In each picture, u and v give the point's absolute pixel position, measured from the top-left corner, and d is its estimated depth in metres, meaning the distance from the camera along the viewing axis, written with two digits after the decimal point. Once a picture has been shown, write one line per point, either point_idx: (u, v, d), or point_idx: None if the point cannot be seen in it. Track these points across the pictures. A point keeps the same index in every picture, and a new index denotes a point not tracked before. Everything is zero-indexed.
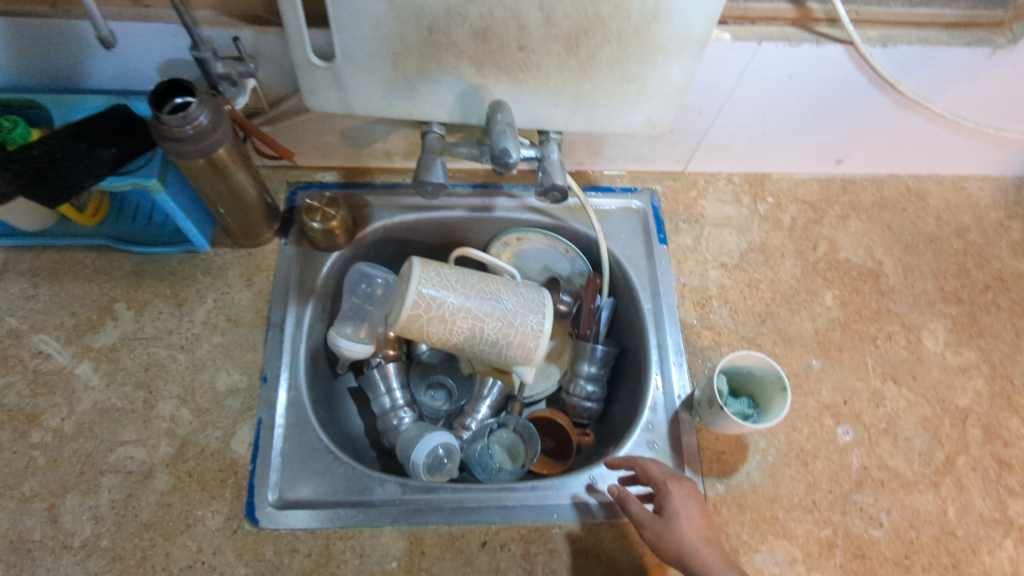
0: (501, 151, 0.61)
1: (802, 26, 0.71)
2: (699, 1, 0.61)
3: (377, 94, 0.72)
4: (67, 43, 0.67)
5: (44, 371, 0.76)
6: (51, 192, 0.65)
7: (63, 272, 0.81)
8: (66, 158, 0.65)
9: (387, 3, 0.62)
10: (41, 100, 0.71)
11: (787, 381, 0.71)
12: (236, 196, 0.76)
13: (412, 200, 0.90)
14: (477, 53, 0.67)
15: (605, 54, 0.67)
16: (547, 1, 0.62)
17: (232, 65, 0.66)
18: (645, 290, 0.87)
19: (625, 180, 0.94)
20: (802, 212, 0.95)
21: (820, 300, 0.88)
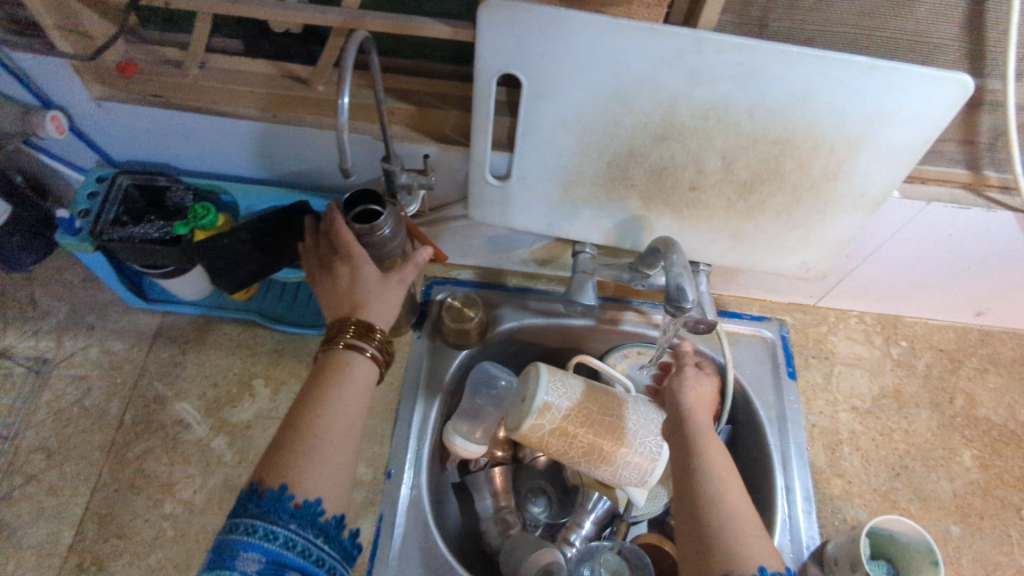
0: (676, 290, 0.61)
1: (974, 190, 0.71)
2: (883, 166, 0.62)
3: (540, 214, 0.74)
4: (266, 142, 0.71)
5: (182, 440, 0.78)
6: (233, 279, 0.71)
7: (210, 342, 0.85)
8: (253, 251, 0.70)
9: (575, 139, 0.65)
10: (229, 188, 0.76)
11: (940, 554, 0.67)
12: None
13: (541, 304, 0.89)
14: (649, 188, 0.69)
15: (775, 203, 0.68)
16: (731, 151, 0.64)
17: (416, 178, 0.68)
18: (772, 423, 0.83)
19: (754, 308, 0.93)
20: (937, 360, 0.91)
21: (959, 460, 0.84)
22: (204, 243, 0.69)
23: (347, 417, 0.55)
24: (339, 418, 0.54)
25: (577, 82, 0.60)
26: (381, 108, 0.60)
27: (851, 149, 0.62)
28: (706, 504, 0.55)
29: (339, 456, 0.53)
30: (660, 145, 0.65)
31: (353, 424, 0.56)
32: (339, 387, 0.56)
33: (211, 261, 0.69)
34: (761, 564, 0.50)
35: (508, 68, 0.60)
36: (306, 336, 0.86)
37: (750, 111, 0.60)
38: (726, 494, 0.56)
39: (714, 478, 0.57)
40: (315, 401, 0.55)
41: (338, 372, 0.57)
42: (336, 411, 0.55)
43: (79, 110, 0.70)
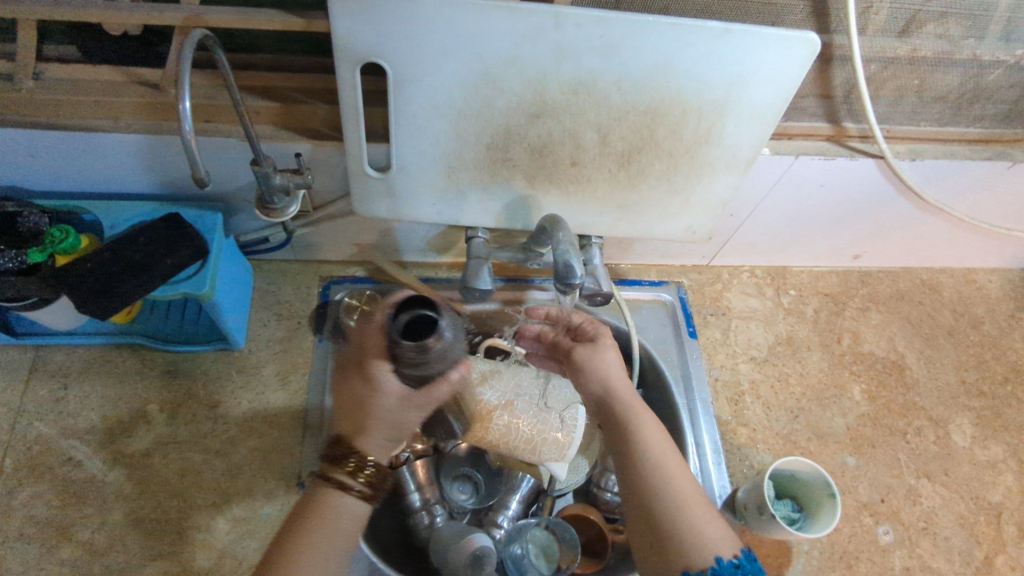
0: (565, 268, 0.62)
1: (837, 141, 0.75)
2: (749, 128, 0.64)
3: (427, 203, 0.73)
4: (122, 153, 0.66)
5: (74, 480, 0.73)
6: (102, 304, 0.64)
7: (94, 372, 0.79)
8: (122, 271, 0.65)
9: (450, 124, 0.64)
10: (88, 207, 0.70)
11: (837, 487, 0.72)
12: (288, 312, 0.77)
13: (445, 293, 0.89)
14: (531, 168, 0.69)
15: (654, 171, 0.69)
16: (606, 124, 0.64)
17: (290, 177, 0.66)
18: (679, 384, 0.87)
19: (652, 273, 0.96)
20: (824, 304, 0.97)
21: (849, 395, 0.90)
22: (65, 268, 0.64)
23: (330, 558, 0.69)
24: (312, 570, 0.66)
25: (442, 66, 0.59)
26: (238, 108, 0.57)
27: (718, 111, 0.63)
28: (653, 496, 0.60)
29: (320, 570, 0.67)
30: (535, 123, 0.64)
31: (341, 550, 0.71)
32: (324, 523, 0.72)
33: (76, 287, 0.63)
34: (718, 555, 0.56)
35: (368, 56, 0.58)
36: (200, 353, 0.82)
37: (616, 84, 0.60)
38: (670, 481, 0.61)
39: (654, 463, 0.62)
40: (295, 536, 0.69)
41: (330, 507, 0.71)
42: (317, 547, 0.68)
43: None
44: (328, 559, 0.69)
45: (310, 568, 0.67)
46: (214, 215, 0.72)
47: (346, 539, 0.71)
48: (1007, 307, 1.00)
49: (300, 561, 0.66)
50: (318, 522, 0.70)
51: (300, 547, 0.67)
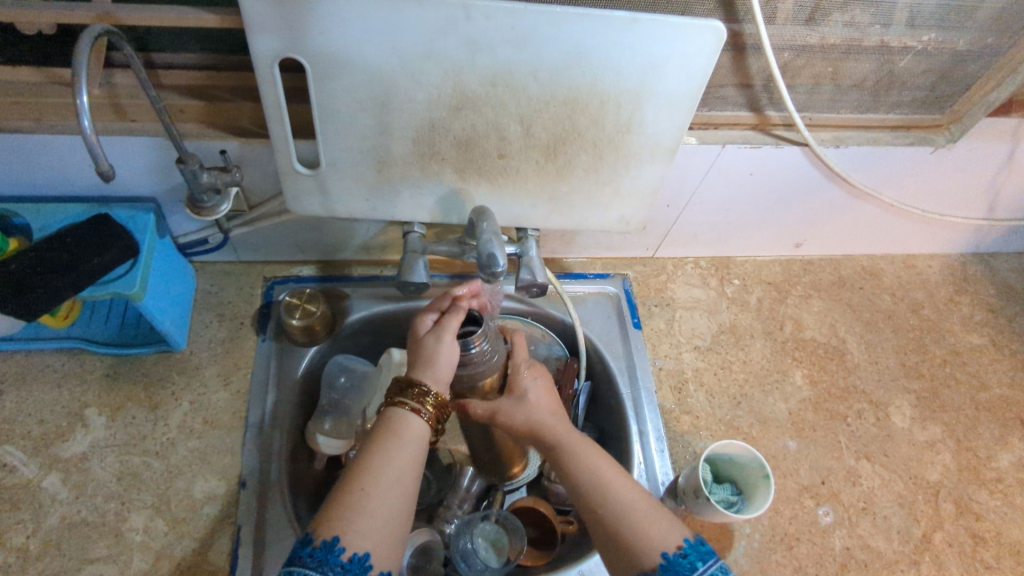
0: (488, 258, 0.62)
1: (762, 130, 0.77)
2: (668, 115, 0.66)
3: (360, 198, 0.74)
4: (47, 154, 0.66)
5: (8, 486, 0.72)
6: (26, 304, 0.63)
7: (30, 378, 0.79)
8: (44, 272, 0.64)
9: (374, 119, 0.65)
10: (17, 209, 0.70)
11: (770, 468, 0.73)
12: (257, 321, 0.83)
13: (391, 291, 0.90)
14: (459, 161, 0.70)
15: (581, 161, 0.70)
16: (527, 115, 0.65)
17: (218, 175, 0.66)
18: (623, 374, 0.88)
19: (597, 266, 0.97)
20: (766, 293, 0.99)
21: (791, 380, 0.91)
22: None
23: (401, 471, 0.58)
24: (388, 480, 0.57)
25: (359, 61, 0.60)
26: (158, 108, 0.58)
27: (635, 101, 0.64)
28: (604, 512, 0.60)
29: (387, 509, 0.56)
30: (458, 116, 0.65)
31: (408, 478, 0.59)
32: (395, 444, 0.60)
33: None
34: (665, 550, 0.56)
35: (285, 52, 0.59)
36: (140, 355, 0.81)
37: (533, 75, 0.62)
38: (610, 492, 0.61)
39: (593, 481, 0.62)
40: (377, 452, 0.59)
41: (391, 426, 0.62)
42: (398, 467, 0.58)
43: None
44: (409, 466, 0.59)
45: (386, 483, 0.57)
46: (146, 214, 0.73)
47: (415, 455, 0.60)
48: (946, 292, 1.03)
49: (366, 491, 0.56)
50: (395, 441, 0.60)
51: (374, 464, 0.58)
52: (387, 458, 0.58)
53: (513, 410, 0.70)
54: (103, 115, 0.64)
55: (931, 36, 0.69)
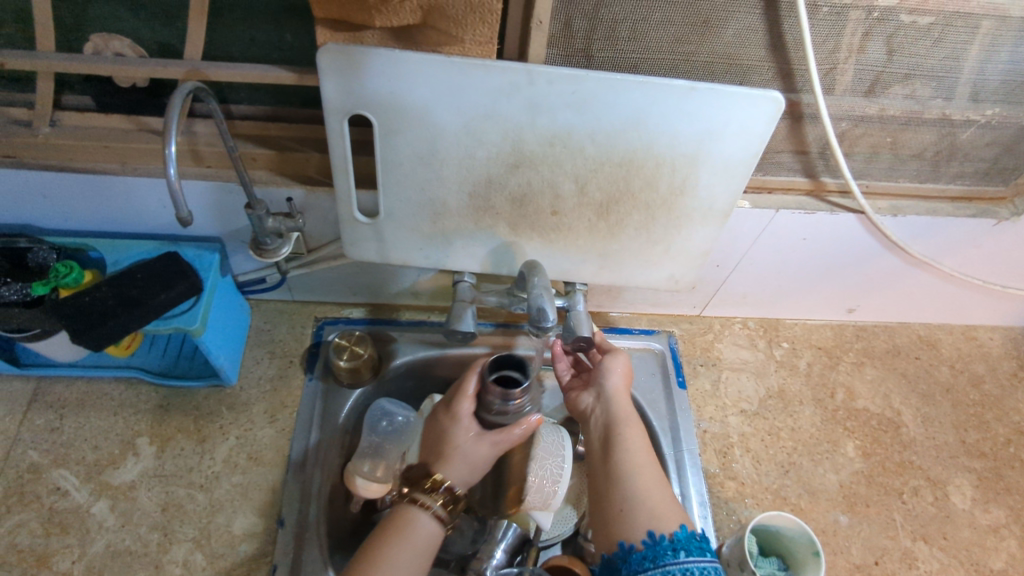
0: (539, 312, 0.63)
1: (817, 196, 0.76)
2: (723, 179, 0.66)
3: (414, 246, 0.76)
4: (127, 194, 0.71)
5: (60, 509, 0.74)
6: (98, 335, 0.66)
7: (90, 404, 0.82)
8: (115, 305, 0.67)
9: (433, 173, 0.67)
10: (94, 244, 0.75)
11: (820, 545, 0.70)
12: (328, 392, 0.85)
13: (436, 337, 0.91)
14: (513, 215, 0.71)
15: (633, 221, 0.71)
16: (582, 175, 0.67)
17: (283, 222, 0.69)
18: (667, 435, 0.86)
19: (643, 322, 0.96)
20: (817, 358, 0.96)
21: (842, 451, 0.88)
22: (67, 299, 0.67)
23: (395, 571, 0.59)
24: None
25: (424, 118, 0.62)
26: (232, 155, 0.61)
27: (690, 165, 0.65)
28: (624, 507, 0.60)
29: None
30: (515, 173, 0.67)
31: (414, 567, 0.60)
32: (400, 544, 0.60)
33: (72, 317, 0.66)
34: (662, 532, 0.57)
35: (356, 108, 0.62)
36: (193, 388, 0.84)
37: (591, 136, 0.63)
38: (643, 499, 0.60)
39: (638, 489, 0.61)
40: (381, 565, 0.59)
41: (404, 526, 0.62)
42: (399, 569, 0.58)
43: None
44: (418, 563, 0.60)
45: None
46: (211, 253, 0.76)
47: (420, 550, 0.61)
48: (1009, 366, 0.99)
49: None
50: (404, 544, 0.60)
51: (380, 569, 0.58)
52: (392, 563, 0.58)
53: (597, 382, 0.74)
54: (181, 161, 0.68)
55: (995, 110, 0.69)
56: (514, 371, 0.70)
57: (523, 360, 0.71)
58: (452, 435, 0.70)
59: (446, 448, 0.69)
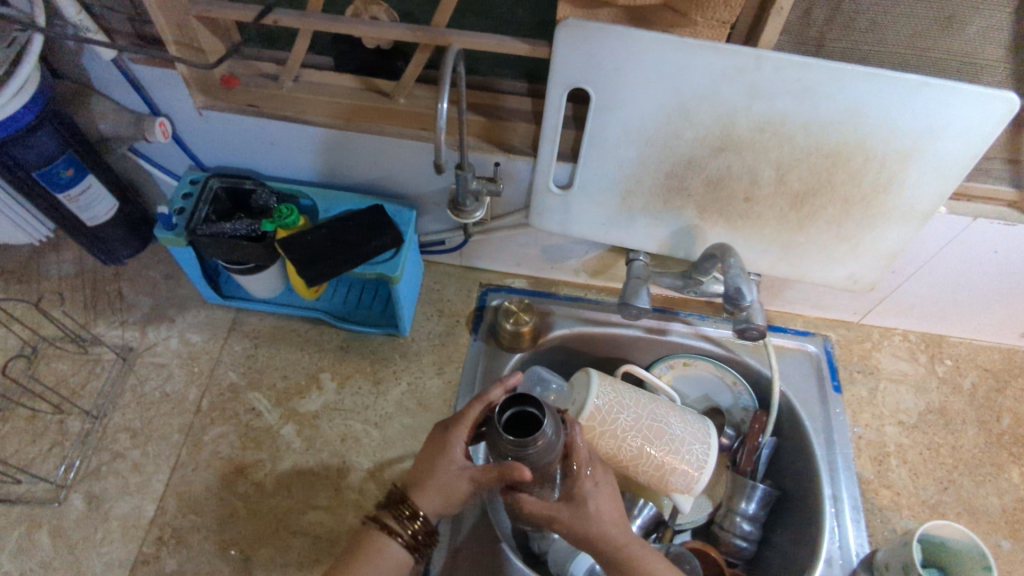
0: (736, 291, 0.65)
1: (1020, 208, 0.73)
2: (934, 179, 0.66)
3: (598, 221, 0.79)
4: (346, 148, 0.77)
5: (254, 427, 0.82)
6: (314, 273, 0.74)
7: (280, 337, 0.90)
8: (336, 245, 0.76)
9: (636, 150, 0.70)
10: (308, 191, 0.82)
11: (992, 560, 0.68)
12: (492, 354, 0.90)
13: (593, 314, 0.94)
14: (704, 198, 0.73)
15: (826, 214, 0.71)
16: (786, 163, 0.68)
17: (485, 184, 0.74)
18: (819, 435, 0.86)
19: (798, 323, 0.96)
20: (983, 379, 0.93)
21: (1007, 476, 0.85)
22: (291, 239, 0.76)
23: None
24: None
25: (642, 96, 0.65)
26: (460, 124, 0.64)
27: (902, 162, 0.65)
28: None
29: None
30: (718, 157, 0.69)
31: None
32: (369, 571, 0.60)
33: (296, 252, 0.74)
34: None
35: (579, 82, 0.65)
36: (370, 334, 0.91)
37: (804, 126, 0.64)
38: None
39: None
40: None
41: (370, 552, 0.61)
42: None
43: (180, 115, 0.76)
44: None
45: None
46: (409, 211, 0.82)
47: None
48: None
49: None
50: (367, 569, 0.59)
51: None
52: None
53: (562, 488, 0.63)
54: (401, 121, 0.75)
55: None
56: (529, 406, 0.59)
57: (540, 399, 0.59)
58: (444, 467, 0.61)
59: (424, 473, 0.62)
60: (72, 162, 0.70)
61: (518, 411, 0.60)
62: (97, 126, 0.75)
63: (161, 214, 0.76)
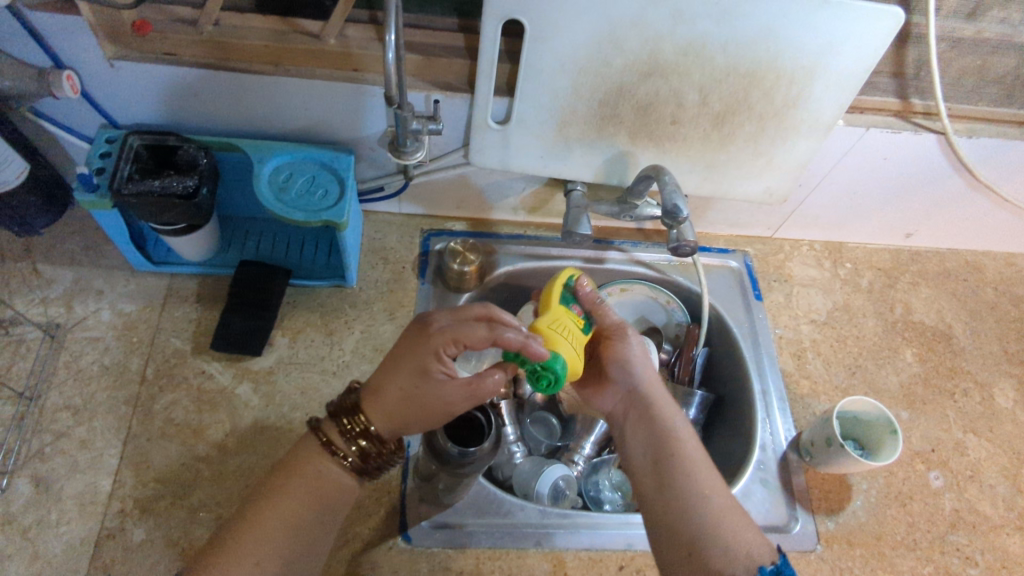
0: (672, 207, 0.71)
1: (903, 116, 0.83)
2: (835, 92, 0.73)
3: (536, 154, 0.81)
4: (275, 95, 0.75)
5: (208, 390, 0.81)
6: (250, 301, 0.85)
7: (221, 298, 0.87)
8: (270, 281, 0.85)
9: (570, 80, 0.73)
10: (237, 143, 0.80)
11: (898, 425, 0.79)
12: (440, 297, 0.92)
13: (533, 249, 0.98)
14: (635, 124, 0.77)
15: (745, 132, 0.78)
16: (707, 85, 0.73)
17: (425, 123, 0.73)
18: (746, 339, 0.96)
19: (720, 242, 1.04)
20: (877, 277, 1.05)
21: (901, 356, 0.97)
22: (237, 281, 0.85)
23: (309, 524, 0.62)
24: (294, 526, 0.61)
25: (574, 26, 0.67)
26: (390, 71, 0.62)
27: (808, 77, 0.72)
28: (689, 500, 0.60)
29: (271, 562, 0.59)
30: (646, 82, 0.73)
31: (319, 517, 0.63)
32: (302, 501, 0.62)
33: (242, 281, 0.85)
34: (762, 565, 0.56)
35: (513, 13, 0.66)
36: (317, 287, 0.90)
37: (723, 47, 0.69)
38: (708, 506, 0.59)
39: (696, 488, 0.61)
40: (277, 496, 0.62)
41: (306, 471, 0.63)
42: (290, 518, 0.61)
43: (89, 68, 0.71)
44: (301, 517, 0.62)
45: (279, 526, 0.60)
46: (347, 155, 0.81)
47: (325, 503, 0.63)
48: None
49: (258, 564, 0.58)
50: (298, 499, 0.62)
51: (266, 513, 0.61)
52: (287, 521, 0.61)
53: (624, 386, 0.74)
54: (331, 62, 0.74)
55: None
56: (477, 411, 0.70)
57: (481, 403, 0.70)
58: (429, 387, 0.63)
59: (388, 382, 0.64)
60: None
61: (468, 415, 0.71)
62: None
63: (81, 174, 0.72)
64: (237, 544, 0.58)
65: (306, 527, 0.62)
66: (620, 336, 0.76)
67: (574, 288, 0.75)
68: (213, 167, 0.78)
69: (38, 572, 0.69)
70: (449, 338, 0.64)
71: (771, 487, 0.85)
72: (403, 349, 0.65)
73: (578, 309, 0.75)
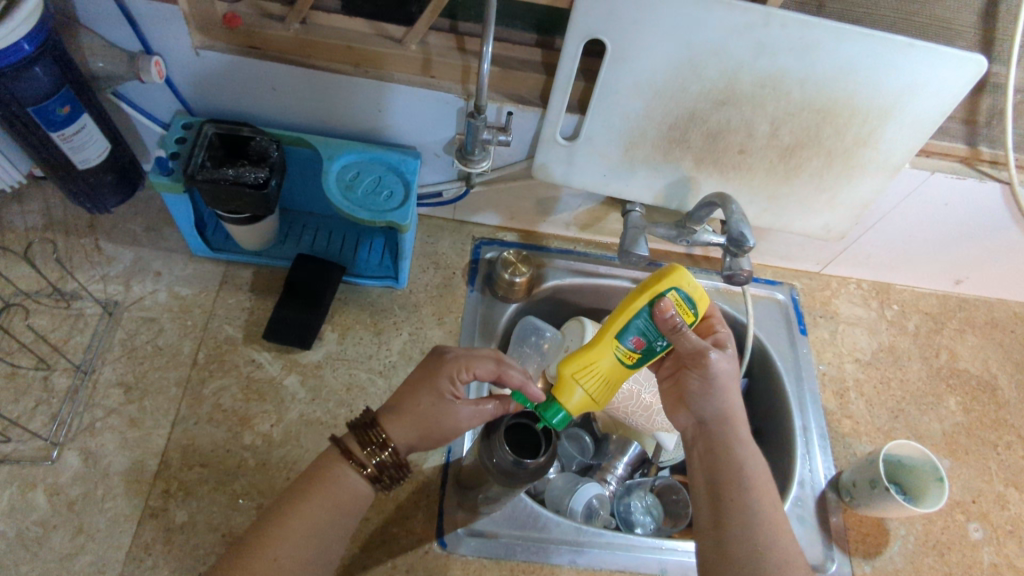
0: (739, 236, 0.71)
1: (969, 163, 0.83)
2: (907, 136, 0.73)
3: (599, 172, 0.82)
4: (351, 95, 0.77)
5: (256, 379, 0.82)
6: (303, 295, 0.85)
7: (274, 289, 0.88)
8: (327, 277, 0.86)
9: (644, 102, 0.73)
10: (308, 139, 0.81)
11: (944, 472, 0.78)
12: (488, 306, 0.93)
13: (583, 266, 0.98)
14: (702, 151, 0.78)
15: (811, 167, 0.78)
16: (779, 118, 0.73)
17: (496, 134, 0.75)
18: (790, 372, 0.95)
19: (768, 273, 1.04)
20: (924, 321, 1.04)
21: (945, 404, 0.96)
22: (295, 271, 0.86)
23: (330, 528, 0.59)
24: (315, 526, 0.58)
25: (656, 51, 0.68)
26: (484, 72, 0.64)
27: (882, 118, 0.72)
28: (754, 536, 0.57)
29: (294, 560, 0.56)
30: (719, 110, 0.73)
31: (340, 522, 0.60)
32: (323, 501, 0.59)
33: (300, 272, 0.86)
34: None
35: (597, 33, 0.67)
36: (368, 286, 0.91)
37: (801, 82, 0.70)
38: (774, 552, 0.56)
39: (758, 529, 0.57)
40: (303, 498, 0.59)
41: (327, 478, 0.60)
42: (313, 518, 0.58)
43: (177, 56, 0.73)
44: (324, 520, 0.59)
45: (302, 525, 0.58)
46: (415, 159, 0.82)
47: (346, 509, 0.60)
48: None
49: (278, 559, 0.56)
50: (321, 501, 0.59)
51: (285, 514, 0.58)
52: (307, 522, 0.58)
53: (701, 401, 0.65)
54: (408, 69, 0.76)
55: None
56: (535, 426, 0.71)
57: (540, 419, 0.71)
58: (441, 410, 0.63)
59: (405, 402, 0.63)
60: (67, 99, 0.69)
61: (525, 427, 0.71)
62: (89, 63, 0.71)
63: (158, 157, 0.75)
64: (262, 544, 0.56)
65: (324, 528, 0.59)
66: (697, 364, 0.65)
67: (655, 309, 0.65)
68: (282, 159, 0.78)
69: (81, 546, 0.69)
70: (462, 364, 0.64)
71: (808, 524, 0.84)
72: (418, 373, 0.65)
73: (642, 339, 0.67)
